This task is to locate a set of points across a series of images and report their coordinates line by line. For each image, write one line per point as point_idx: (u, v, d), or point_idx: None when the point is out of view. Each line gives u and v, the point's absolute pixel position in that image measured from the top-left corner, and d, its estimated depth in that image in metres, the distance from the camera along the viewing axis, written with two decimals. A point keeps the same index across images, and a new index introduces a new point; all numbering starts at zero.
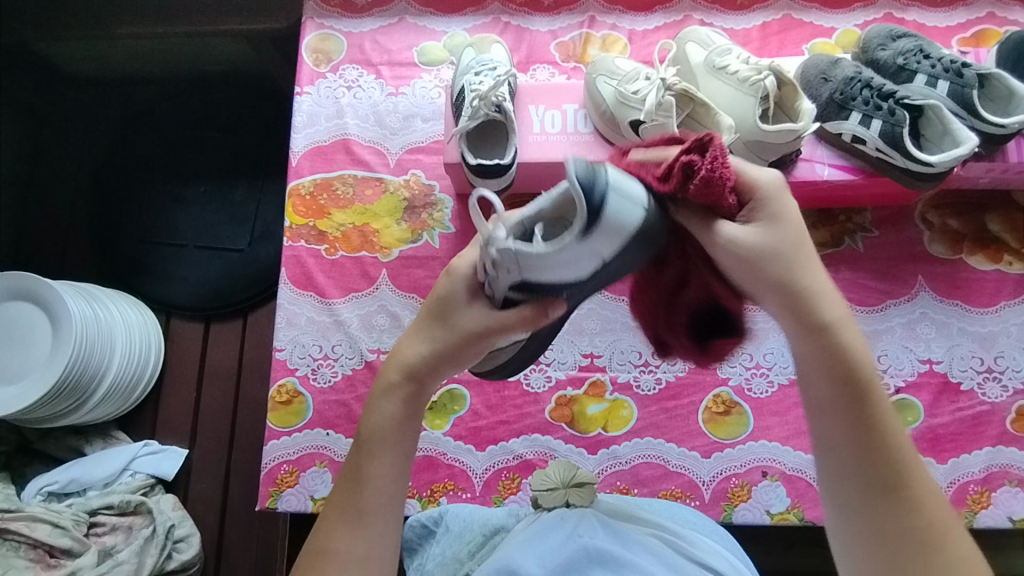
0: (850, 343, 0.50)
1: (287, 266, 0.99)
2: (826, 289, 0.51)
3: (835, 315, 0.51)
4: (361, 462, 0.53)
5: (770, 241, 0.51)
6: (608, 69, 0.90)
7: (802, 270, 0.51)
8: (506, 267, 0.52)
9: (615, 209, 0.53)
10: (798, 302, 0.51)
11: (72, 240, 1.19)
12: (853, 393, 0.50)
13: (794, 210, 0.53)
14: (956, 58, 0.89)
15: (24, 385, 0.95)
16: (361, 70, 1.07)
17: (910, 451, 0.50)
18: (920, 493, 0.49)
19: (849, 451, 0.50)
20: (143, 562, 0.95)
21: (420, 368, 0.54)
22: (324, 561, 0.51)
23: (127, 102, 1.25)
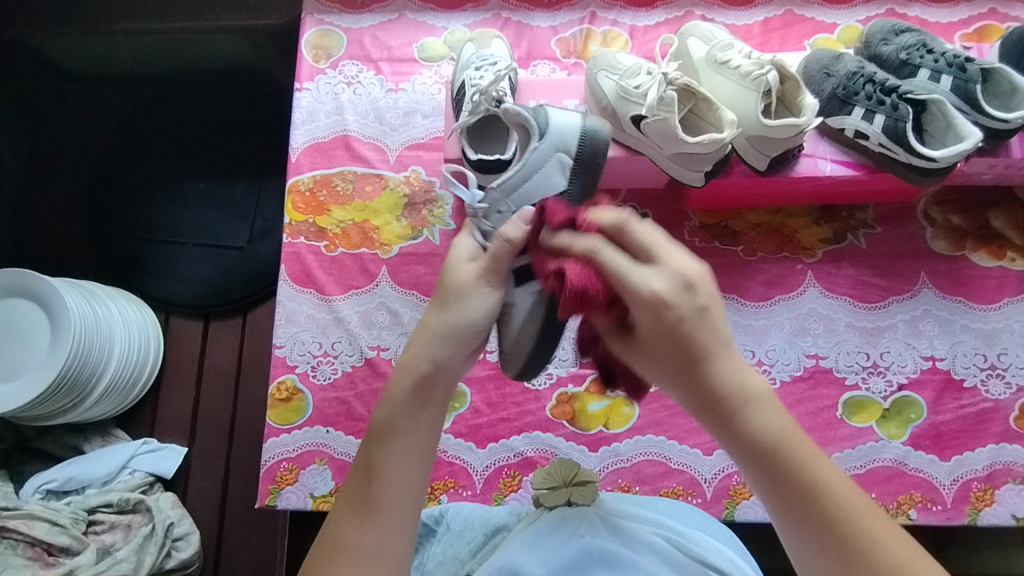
0: (755, 419, 0.48)
1: (287, 263, 0.98)
2: (726, 367, 0.48)
3: (736, 393, 0.48)
4: (371, 453, 0.53)
5: (663, 345, 0.49)
6: (609, 64, 0.89)
7: (698, 357, 0.48)
8: (496, 203, 0.65)
9: (561, 128, 0.72)
10: (695, 391, 0.49)
11: (70, 238, 1.19)
12: (768, 475, 0.47)
13: (690, 304, 0.47)
14: (958, 53, 0.88)
15: (22, 383, 0.95)
16: (361, 66, 1.07)
17: (852, 509, 0.46)
18: (870, 554, 0.44)
19: (786, 530, 0.47)
20: (142, 561, 0.95)
21: (433, 349, 0.54)
22: (335, 554, 0.50)
23: (125, 99, 1.24)
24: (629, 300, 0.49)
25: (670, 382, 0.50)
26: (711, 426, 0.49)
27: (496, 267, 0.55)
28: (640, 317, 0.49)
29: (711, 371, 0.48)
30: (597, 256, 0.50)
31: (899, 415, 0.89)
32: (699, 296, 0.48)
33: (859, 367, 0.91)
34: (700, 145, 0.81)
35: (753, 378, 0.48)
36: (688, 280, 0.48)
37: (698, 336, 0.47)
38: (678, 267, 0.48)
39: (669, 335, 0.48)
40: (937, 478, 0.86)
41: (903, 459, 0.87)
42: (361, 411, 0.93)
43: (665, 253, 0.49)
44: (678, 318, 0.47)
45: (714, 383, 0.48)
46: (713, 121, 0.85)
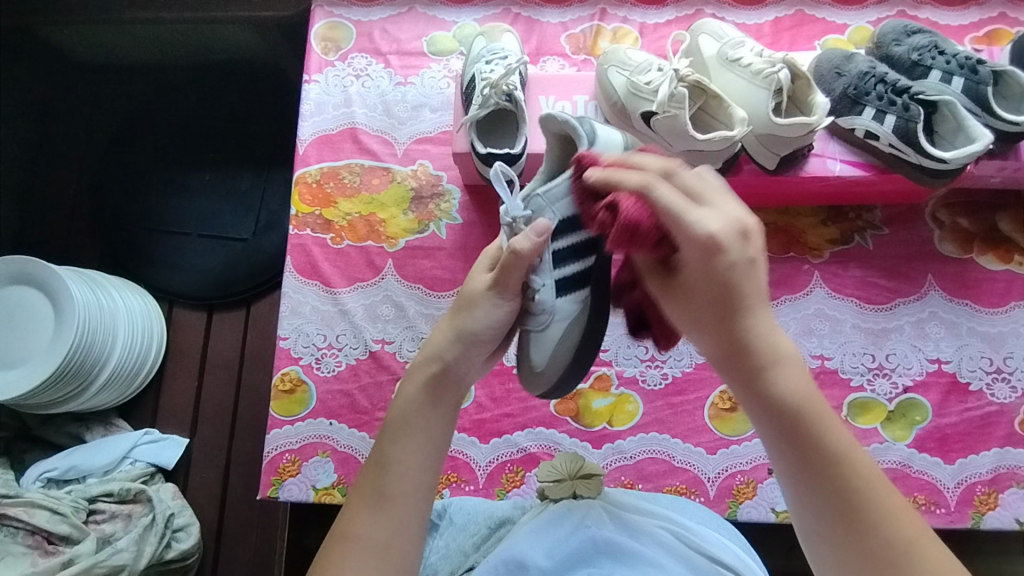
0: (783, 375, 0.47)
1: (293, 255, 0.98)
2: (762, 322, 0.48)
3: (768, 349, 0.48)
4: (383, 447, 0.53)
5: (698, 283, 0.48)
6: (620, 60, 0.89)
7: (736, 306, 0.47)
8: (540, 212, 0.61)
9: (611, 135, 0.63)
10: (728, 338, 0.48)
11: (75, 226, 1.19)
12: (792, 429, 0.46)
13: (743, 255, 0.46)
14: (970, 55, 0.88)
15: (25, 370, 0.95)
16: (370, 59, 1.07)
17: (865, 471, 0.46)
18: (881, 517, 0.44)
19: (801, 477, 0.46)
20: (142, 550, 0.95)
21: (443, 353, 0.56)
22: (348, 545, 0.50)
23: (133, 88, 1.24)
24: (680, 236, 0.47)
25: (700, 329, 0.50)
26: (738, 378, 0.49)
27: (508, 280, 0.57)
28: (687, 253, 0.48)
29: (745, 322, 0.47)
30: (650, 194, 0.48)
31: (904, 416, 0.88)
32: (751, 246, 0.47)
33: (864, 369, 0.90)
34: (711, 142, 0.81)
35: (784, 339, 0.48)
36: (742, 228, 0.47)
37: (742, 285, 0.47)
38: (731, 214, 0.47)
39: (714, 280, 0.47)
40: (941, 481, 0.86)
41: (907, 461, 0.87)
42: (364, 404, 0.92)
43: (716, 201, 0.48)
44: (728, 265, 0.46)
45: (747, 333, 0.47)
46: (723, 118, 0.85)
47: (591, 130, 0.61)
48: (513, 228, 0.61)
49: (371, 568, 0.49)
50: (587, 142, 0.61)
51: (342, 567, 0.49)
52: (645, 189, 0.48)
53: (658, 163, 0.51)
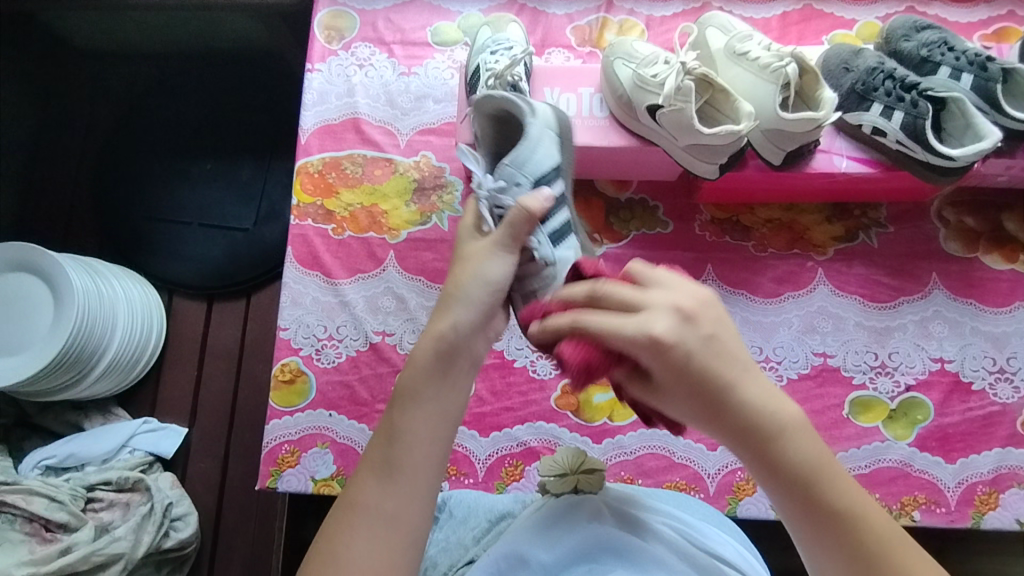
0: (788, 444, 0.48)
1: (293, 245, 0.98)
2: (751, 397, 0.48)
3: (767, 421, 0.48)
4: (393, 417, 0.53)
5: (677, 382, 0.48)
6: (626, 53, 0.88)
7: (719, 392, 0.48)
8: (512, 177, 0.69)
9: (546, 109, 0.74)
10: (728, 422, 0.48)
11: (76, 214, 1.18)
12: (805, 497, 0.48)
13: (706, 341, 0.48)
14: (979, 52, 0.88)
15: (24, 358, 0.94)
16: (373, 49, 1.06)
17: (876, 524, 0.47)
18: (900, 570, 0.46)
19: (824, 546, 0.47)
20: (140, 539, 0.95)
21: (458, 322, 0.55)
22: (355, 513, 0.50)
23: (134, 76, 1.23)
24: (629, 349, 0.48)
25: (697, 419, 0.50)
26: (746, 456, 0.49)
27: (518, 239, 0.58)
28: (651, 363, 0.48)
29: (734, 405, 0.48)
30: (582, 325, 0.49)
31: (905, 415, 0.88)
32: (702, 325, 0.48)
33: (867, 367, 0.90)
34: (717, 136, 0.81)
35: (780, 404, 0.49)
36: (682, 312, 0.48)
37: (715, 368, 0.48)
38: (670, 304, 0.49)
39: (687, 373, 0.47)
40: (942, 480, 0.85)
41: (908, 460, 0.86)
42: (364, 396, 0.92)
43: (652, 297, 0.49)
44: (685, 354, 0.47)
45: (744, 413, 0.48)
46: (729, 113, 0.84)
47: (528, 104, 0.72)
48: (493, 198, 0.67)
49: (377, 538, 0.49)
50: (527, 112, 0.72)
51: (349, 536, 0.49)
52: (578, 327, 0.49)
53: (582, 287, 0.51)
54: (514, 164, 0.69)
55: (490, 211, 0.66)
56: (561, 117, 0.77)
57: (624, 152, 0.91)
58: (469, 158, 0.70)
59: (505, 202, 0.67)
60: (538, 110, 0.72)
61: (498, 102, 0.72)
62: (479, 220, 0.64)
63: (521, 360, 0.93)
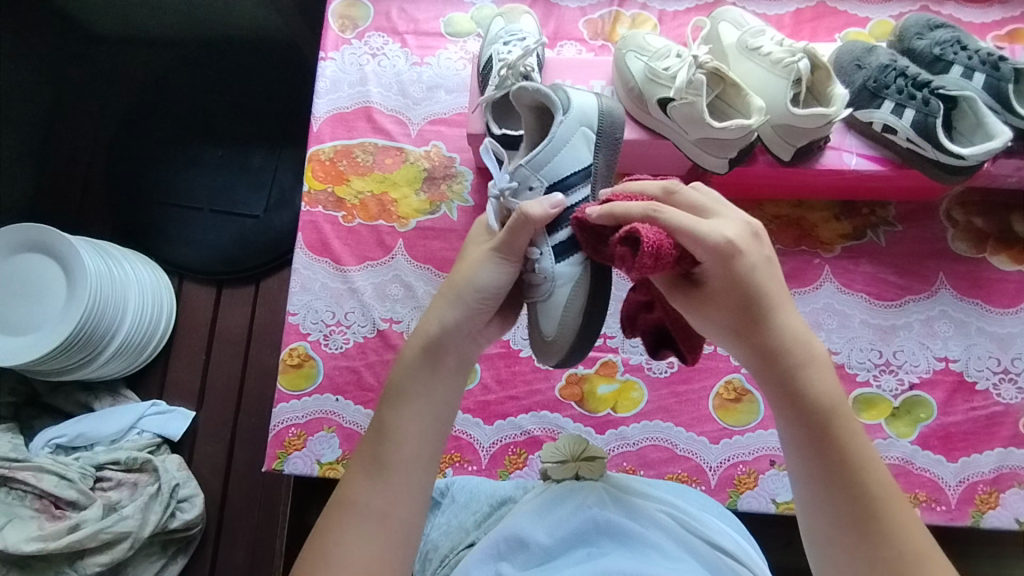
0: (813, 379, 0.49)
1: (304, 231, 0.99)
2: (792, 320, 0.50)
3: (800, 346, 0.50)
4: (384, 415, 0.54)
5: (727, 287, 0.49)
6: (638, 46, 0.89)
7: (766, 306, 0.49)
8: (525, 180, 0.66)
9: (583, 104, 0.70)
10: (761, 339, 0.50)
11: (89, 197, 1.20)
12: (817, 433, 0.48)
13: (764, 259, 0.50)
14: (992, 51, 0.88)
15: (37, 337, 0.96)
16: (386, 38, 1.06)
17: (881, 478, 0.47)
18: (896, 525, 0.46)
19: (820, 477, 0.48)
20: (147, 518, 0.96)
21: (444, 317, 0.57)
22: (347, 511, 0.51)
23: (149, 62, 1.25)
24: (694, 249, 0.49)
25: (732, 333, 0.51)
26: (771, 378, 0.50)
27: (512, 245, 0.58)
28: (708, 265, 0.49)
29: (773, 323, 0.50)
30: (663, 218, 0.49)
31: (908, 413, 0.88)
32: (764, 247, 0.50)
33: (871, 365, 0.90)
34: (727, 130, 0.81)
35: (815, 341, 0.50)
36: (753, 233, 0.50)
37: (766, 284, 0.49)
38: (744, 221, 0.50)
39: (740, 283, 0.49)
40: (942, 478, 0.86)
41: (910, 457, 0.87)
42: (370, 381, 0.93)
43: (721, 212, 0.51)
44: (750, 265, 0.49)
45: (781, 332, 0.50)
46: (741, 107, 0.85)
47: (564, 100, 0.68)
48: (502, 199, 0.65)
49: (370, 534, 0.50)
50: (560, 108, 0.67)
51: (340, 533, 0.50)
52: (652, 215, 0.49)
53: (658, 184, 0.54)
54: (531, 165, 0.66)
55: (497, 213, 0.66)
56: (608, 107, 0.71)
57: (635, 144, 0.91)
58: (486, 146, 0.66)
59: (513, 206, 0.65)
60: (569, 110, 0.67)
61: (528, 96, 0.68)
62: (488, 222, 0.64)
63: (526, 350, 0.94)
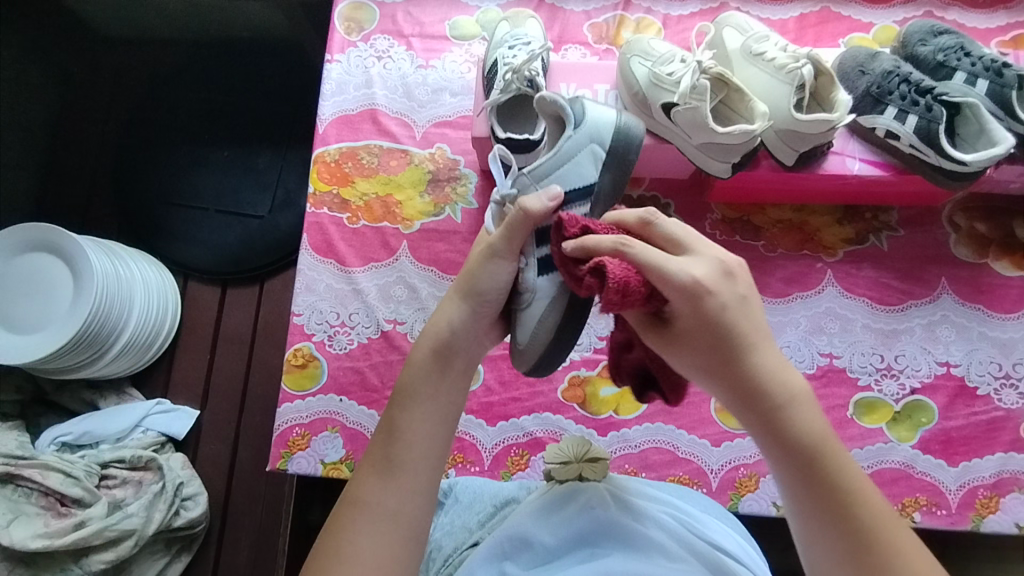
0: (795, 418, 0.49)
1: (309, 232, 0.99)
2: (769, 360, 0.51)
3: (779, 387, 0.50)
4: (393, 417, 0.55)
5: (703, 326, 0.50)
6: (643, 50, 0.89)
7: (739, 346, 0.50)
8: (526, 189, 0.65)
9: (600, 117, 0.68)
10: (736, 379, 0.50)
11: (95, 196, 1.20)
12: (805, 471, 0.48)
13: (736, 299, 0.51)
14: (996, 57, 0.88)
15: (44, 335, 0.97)
16: (392, 41, 1.07)
17: (876, 508, 0.47)
18: (896, 555, 0.45)
19: (814, 514, 0.48)
20: (152, 516, 0.97)
21: (453, 318, 0.58)
22: (358, 510, 0.52)
23: (156, 62, 1.25)
24: (663, 286, 0.51)
25: (709, 375, 0.52)
26: (752, 418, 0.50)
27: (510, 245, 0.58)
28: (678, 303, 0.51)
29: (749, 363, 0.50)
30: (631, 252, 0.51)
31: (909, 417, 0.89)
32: (738, 286, 0.52)
33: (872, 369, 0.91)
34: (731, 135, 0.82)
35: (793, 380, 0.51)
36: (724, 271, 0.52)
37: (740, 324, 0.50)
38: (715, 259, 0.52)
39: (710, 320, 0.50)
40: (943, 483, 0.86)
41: (911, 462, 0.87)
42: (374, 382, 0.94)
43: (700, 247, 0.53)
44: (721, 304, 0.50)
45: (754, 374, 0.50)
46: (744, 112, 0.85)
47: (578, 112, 0.67)
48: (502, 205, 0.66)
49: (381, 533, 0.51)
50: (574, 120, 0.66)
51: (353, 532, 0.50)
52: (621, 249, 0.51)
53: (634, 214, 0.55)
54: (533, 174, 0.65)
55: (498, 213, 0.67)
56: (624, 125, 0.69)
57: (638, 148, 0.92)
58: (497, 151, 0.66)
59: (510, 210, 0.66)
60: (581, 123, 0.66)
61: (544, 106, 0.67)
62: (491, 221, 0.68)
63: None
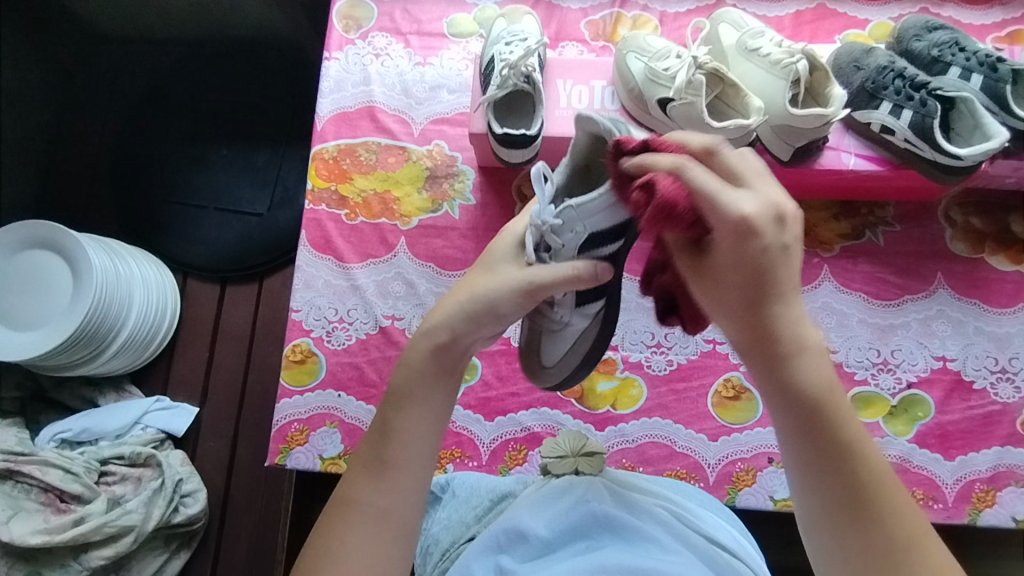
0: (805, 367, 0.47)
1: (308, 229, 1.00)
2: (792, 310, 0.46)
3: (795, 338, 0.47)
4: (388, 416, 0.55)
5: (737, 272, 0.45)
6: (639, 47, 0.90)
7: (767, 294, 0.46)
8: (570, 223, 0.59)
9: (649, 146, 0.58)
10: (751, 323, 0.47)
11: (95, 194, 1.21)
12: (809, 424, 0.46)
13: (783, 247, 0.44)
14: (990, 52, 0.89)
15: (44, 332, 0.97)
16: (390, 39, 1.08)
17: (870, 462, 0.46)
18: (888, 509, 0.45)
19: (813, 464, 0.47)
20: (151, 513, 0.97)
21: (454, 325, 0.56)
22: (350, 509, 0.52)
23: (155, 61, 1.26)
24: (711, 219, 0.44)
25: (729, 315, 0.48)
26: (761, 364, 0.48)
27: (541, 292, 0.56)
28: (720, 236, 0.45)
29: (776, 310, 0.46)
30: (687, 172, 0.44)
31: (906, 412, 0.89)
32: (786, 232, 0.45)
33: (869, 363, 0.91)
34: (726, 130, 0.82)
35: (808, 329, 0.47)
36: (780, 214, 0.44)
37: (776, 272, 0.45)
38: (770, 199, 0.44)
39: (749, 263, 0.45)
40: (939, 477, 0.86)
41: (907, 456, 0.87)
42: (373, 377, 0.94)
43: (757, 182, 0.46)
44: (763, 248, 0.44)
45: (774, 323, 0.46)
46: (740, 108, 0.86)
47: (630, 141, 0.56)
48: (541, 231, 0.59)
49: (372, 533, 0.51)
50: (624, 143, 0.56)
51: (344, 532, 0.51)
52: (679, 168, 0.45)
53: (700, 141, 0.47)
54: (580, 207, 0.58)
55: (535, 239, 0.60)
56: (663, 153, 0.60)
57: None
58: (536, 174, 0.59)
59: (552, 241, 0.60)
60: None
61: (589, 126, 0.56)
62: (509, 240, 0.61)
63: None
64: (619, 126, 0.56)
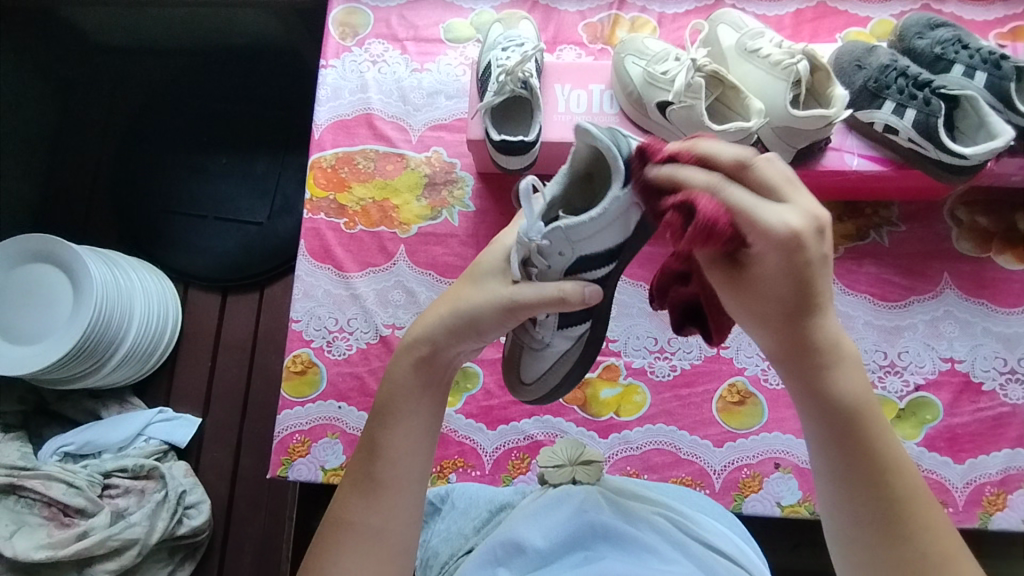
0: (842, 377, 0.47)
1: (306, 238, 0.99)
2: (832, 322, 0.46)
3: (832, 348, 0.46)
4: (375, 433, 0.54)
5: (779, 292, 0.45)
6: (637, 49, 0.89)
7: (810, 308, 0.45)
8: (556, 247, 0.54)
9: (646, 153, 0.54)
10: (786, 333, 0.46)
11: (95, 205, 1.20)
12: (846, 435, 0.46)
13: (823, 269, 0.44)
14: (993, 50, 0.87)
15: (44, 346, 0.97)
16: (386, 45, 1.07)
17: (908, 475, 0.46)
18: (919, 525, 0.45)
19: (846, 471, 0.46)
20: (155, 525, 0.97)
21: (435, 336, 0.55)
22: (342, 530, 0.52)
23: (154, 72, 1.26)
24: (751, 236, 0.43)
25: (762, 326, 0.48)
26: (796, 376, 0.48)
27: (524, 306, 0.54)
28: (761, 252, 0.43)
29: (816, 321, 0.46)
30: (723, 194, 0.43)
31: (914, 415, 0.88)
32: (825, 245, 0.44)
33: (875, 366, 0.90)
34: (727, 132, 0.81)
35: (844, 337, 0.47)
36: (818, 228, 0.43)
37: (818, 285, 0.44)
38: (812, 211, 0.43)
39: (791, 283, 0.44)
40: (950, 480, 0.85)
41: (917, 459, 0.86)
42: (374, 388, 0.93)
43: (793, 197, 0.44)
44: (806, 263, 0.43)
45: (816, 332, 0.46)
46: (740, 109, 0.85)
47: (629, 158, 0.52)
48: (527, 250, 0.55)
49: (365, 553, 0.51)
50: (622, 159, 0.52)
51: (338, 553, 0.51)
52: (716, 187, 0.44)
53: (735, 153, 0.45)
54: (568, 230, 0.53)
55: (520, 258, 0.56)
56: None
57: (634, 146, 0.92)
58: (523, 192, 0.53)
59: (538, 262, 0.56)
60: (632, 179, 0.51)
61: (587, 139, 0.52)
62: (493, 256, 0.58)
63: None
64: (619, 142, 0.52)
